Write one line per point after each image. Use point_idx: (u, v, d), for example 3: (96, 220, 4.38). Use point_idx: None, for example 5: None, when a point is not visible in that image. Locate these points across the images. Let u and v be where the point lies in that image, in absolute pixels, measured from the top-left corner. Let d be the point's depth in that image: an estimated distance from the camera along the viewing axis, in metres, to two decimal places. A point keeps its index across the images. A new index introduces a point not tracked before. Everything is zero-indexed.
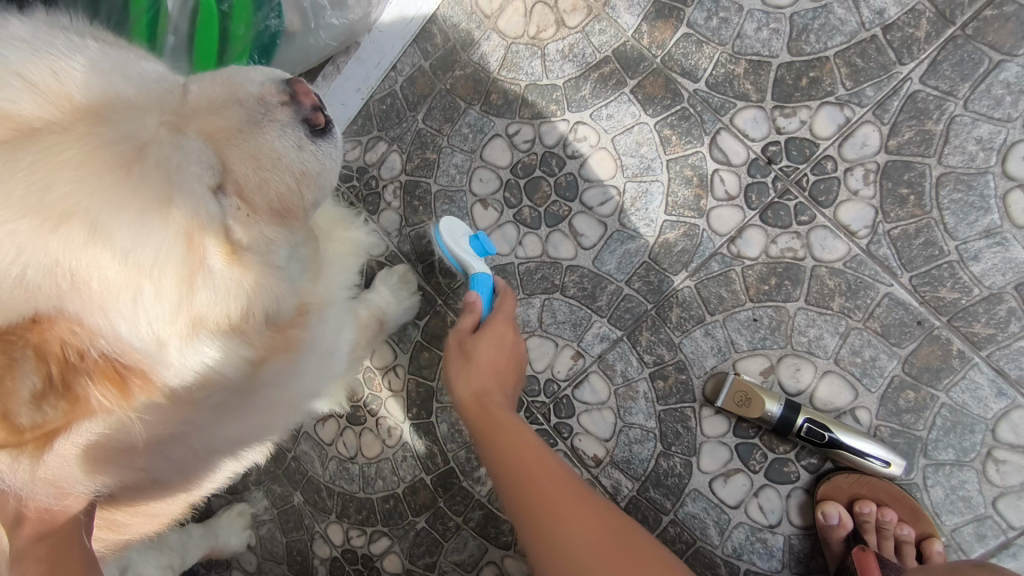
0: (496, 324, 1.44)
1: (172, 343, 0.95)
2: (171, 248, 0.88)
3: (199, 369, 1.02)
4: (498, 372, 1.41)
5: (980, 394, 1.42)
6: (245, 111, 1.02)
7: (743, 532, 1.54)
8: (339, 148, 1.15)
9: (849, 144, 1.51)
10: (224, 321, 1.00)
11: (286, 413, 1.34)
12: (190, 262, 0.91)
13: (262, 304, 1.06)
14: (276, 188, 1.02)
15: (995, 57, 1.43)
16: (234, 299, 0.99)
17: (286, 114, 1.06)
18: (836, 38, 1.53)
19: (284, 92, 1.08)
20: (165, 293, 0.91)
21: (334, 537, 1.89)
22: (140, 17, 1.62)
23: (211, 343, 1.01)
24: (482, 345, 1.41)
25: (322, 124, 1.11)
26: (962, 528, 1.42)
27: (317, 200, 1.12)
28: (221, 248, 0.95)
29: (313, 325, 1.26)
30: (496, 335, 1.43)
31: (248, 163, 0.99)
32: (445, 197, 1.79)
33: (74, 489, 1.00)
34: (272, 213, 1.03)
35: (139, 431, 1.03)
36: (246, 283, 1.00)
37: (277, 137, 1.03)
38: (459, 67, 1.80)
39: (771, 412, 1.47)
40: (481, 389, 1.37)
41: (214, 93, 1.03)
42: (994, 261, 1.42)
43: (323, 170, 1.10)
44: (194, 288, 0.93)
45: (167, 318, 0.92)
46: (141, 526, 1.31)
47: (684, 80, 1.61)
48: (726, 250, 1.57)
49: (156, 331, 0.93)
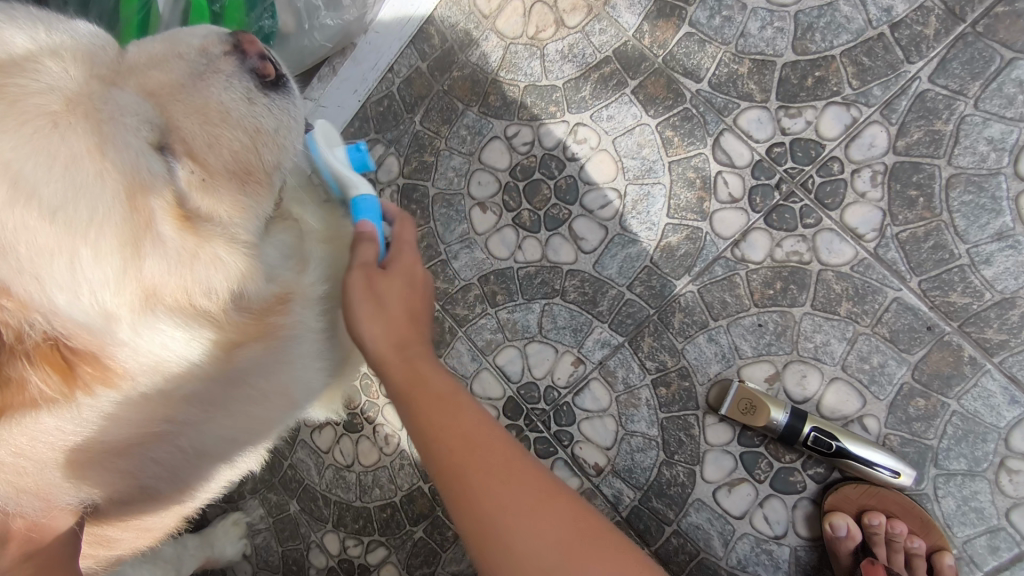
0: (403, 263, 1.20)
1: (123, 317, 0.91)
2: (109, 208, 0.84)
3: (160, 352, 0.98)
4: (415, 317, 1.16)
5: (992, 402, 1.38)
6: (186, 64, 1.01)
7: (748, 543, 1.50)
8: (296, 103, 1.12)
9: (856, 145, 1.47)
10: (182, 296, 0.97)
11: (283, 410, 1.26)
12: (135, 222, 0.87)
13: (228, 279, 1.01)
14: (229, 145, 1.00)
15: (1006, 55, 1.39)
16: (189, 270, 0.96)
17: (231, 65, 1.04)
18: (842, 36, 1.49)
19: (226, 42, 1.07)
20: (105, 255, 0.85)
21: (330, 547, 1.85)
22: (131, 18, 1.54)
23: (168, 321, 0.97)
24: (394, 288, 1.16)
25: (273, 75, 1.08)
26: (975, 539, 1.38)
27: (278, 159, 1.08)
28: (171, 212, 0.92)
29: (297, 313, 1.20)
30: (406, 273, 1.19)
31: (194, 119, 0.97)
32: (443, 200, 1.75)
33: (62, 502, 0.98)
34: (231, 175, 1.00)
35: (115, 429, 0.99)
36: (202, 254, 0.97)
37: (223, 89, 1.00)
38: (457, 67, 1.77)
39: (776, 420, 1.43)
40: (402, 340, 1.12)
41: (155, 49, 1.03)
42: (1006, 265, 1.38)
43: (278, 125, 1.06)
44: (141, 254, 0.89)
45: (113, 286, 0.88)
46: (134, 540, 1.27)
47: (687, 80, 1.58)
48: (730, 254, 1.53)
49: (102, 302, 0.88)
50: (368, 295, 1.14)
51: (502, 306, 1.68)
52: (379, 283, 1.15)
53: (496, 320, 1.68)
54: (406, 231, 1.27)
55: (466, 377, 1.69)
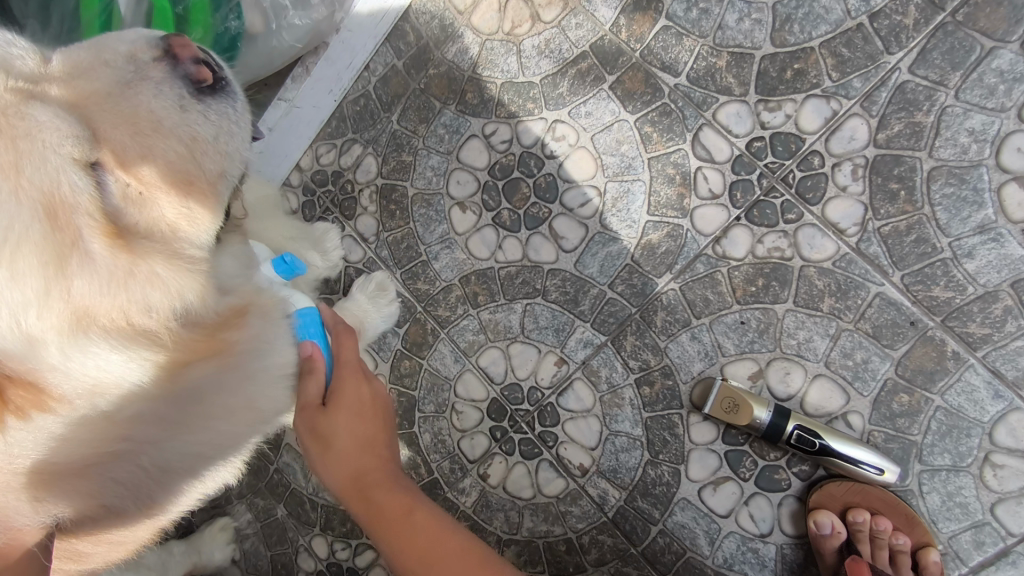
0: (346, 388, 1.27)
1: (49, 339, 0.88)
2: (26, 225, 0.82)
3: (96, 373, 0.95)
4: (369, 442, 1.24)
5: (976, 397, 1.37)
6: (111, 72, 0.99)
7: (734, 542, 1.49)
8: (237, 106, 1.10)
9: (836, 138, 1.45)
10: (117, 317, 0.95)
11: (251, 426, 1.26)
12: (57, 241, 0.84)
13: (170, 298, 1.00)
14: (164, 155, 0.97)
15: (986, 44, 1.37)
16: (122, 289, 0.93)
17: (161, 71, 1.01)
18: (821, 27, 1.47)
19: (157, 47, 1.04)
20: (23, 276, 0.83)
21: (318, 551, 1.83)
22: (91, 20, 1.56)
23: (103, 343, 0.94)
24: (341, 424, 1.22)
25: (210, 80, 1.05)
26: (960, 535, 1.37)
27: (222, 167, 1.07)
28: (99, 229, 0.90)
29: (252, 326, 1.20)
30: (347, 401, 1.25)
31: (123, 129, 0.94)
32: (422, 200, 1.73)
33: (19, 523, 0.96)
34: (168, 186, 0.98)
35: (67, 450, 0.98)
36: (137, 270, 0.94)
37: (153, 97, 0.98)
38: (432, 65, 1.74)
39: (759, 419, 1.42)
40: (356, 471, 1.20)
41: (81, 59, 1.00)
42: (988, 258, 1.36)
43: (217, 132, 1.05)
44: (67, 272, 0.86)
45: (35, 306, 0.85)
46: (109, 554, 1.25)
47: (665, 74, 1.55)
48: (711, 250, 1.51)
49: (25, 326, 0.85)
50: (317, 437, 1.23)
51: (484, 307, 1.66)
52: (324, 422, 1.23)
53: (478, 322, 1.66)
54: (346, 352, 1.34)
55: (449, 379, 1.67)
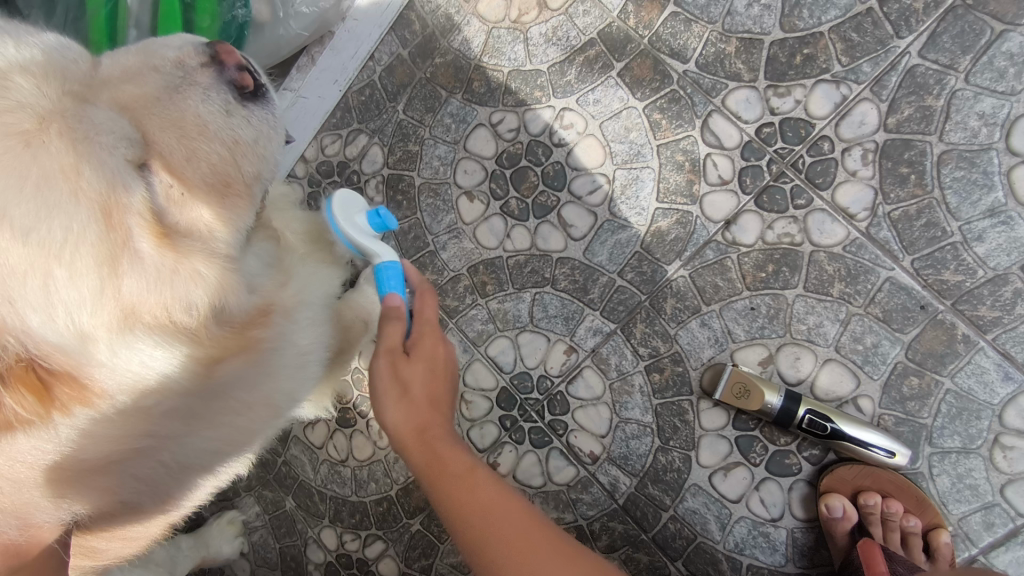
0: (425, 343, 1.25)
1: (99, 336, 0.88)
2: (83, 226, 0.82)
3: (139, 370, 0.95)
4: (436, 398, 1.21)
5: (986, 379, 1.38)
6: (161, 76, 0.98)
7: (745, 527, 1.50)
8: (275, 111, 1.11)
9: (846, 124, 1.45)
10: (161, 315, 0.94)
11: (267, 421, 1.28)
12: (111, 242, 0.84)
13: (213, 300, 1.00)
14: (208, 158, 0.97)
15: (997, 28, 1.37)
16: (168, 285, 0.93)
17: (208, 76, 1.01)
18: (830, 12, 1.47)
19: (204, 54, 1.04)
20: (81, 275, 0.83)
21: (328, 542, 1.83)
22: (97, 11, 1.56)
23: (147, 340, 0.94)
24: (416, 374, 1.21)
25: (252, 86, 1.06)
26: (970, 516, 1.39)
27: (258, 171, 1.06)
28: (147, 229, 0.89)
29: (278, 326, 1.19)
30: (428, 357, 1.24)
31: (170, 131, 0.94)
32: (429, 190, 1.72)
33: (40, 520, 0.95)
34: (209, 188, 0.98)
35: (94, 447, 0.97)
36: (181, 269, 0.94)
37: (201, 101, 0.97)
38: (439, 54, 1.73)
39: (771, 404, 1.42)
40: (420, 424, 1.18)
41: (129, 62, 0.99)
42: (998, 241, 1.37)
43: (258, 136, 1.05)
44: (119, 271, 0.86)
45: (89, 306, 0.85)
46: (121, 550, 1.24)
47: (673, 61, 1.55)
48: (721, 237, 1.51)
49: (79, 324, 0.86)
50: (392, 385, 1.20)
51: (492, 296, 1.66)
52: (399, 369, 1.21)
53: (487, 311, 1.66)
54: (429, 306, 1.30)
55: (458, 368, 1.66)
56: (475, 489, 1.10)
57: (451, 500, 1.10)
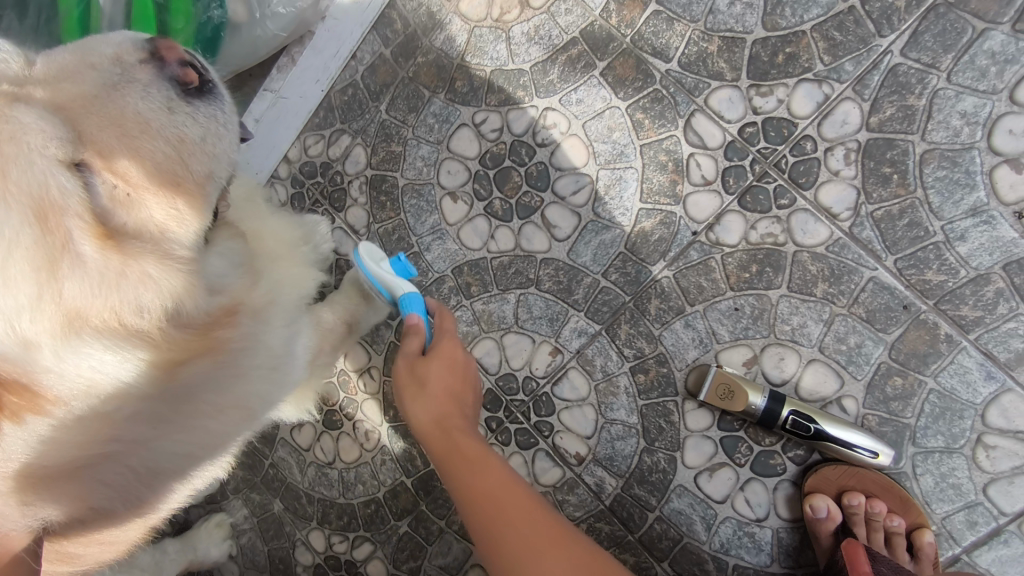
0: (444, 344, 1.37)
1: (44, 343, 0.87)
2: (16, 230, 0.81)
3: (90, 374, 0.93)
4: (454, 394, 1.35)
5: (969, 378, 1.38)
6: (98, 75, 0.96)
7: (731, 527, 1.50)
8: (226, 108, 1.07)
9: (829, 123, 1.44)
10: (111, 318, 0.93)
11: (240, 423, 1.28)
12: (48, 245, 0.84)
13: (168, 303, 0.99)
14: (152, 156, 0.95)
15: (979, 26, 1.36)
16: (114, 290, 0.91)
17: (148, 73, 0.99)
18: (813, 10, 1.45)
19: (143, 50, 1.02)
20: (16, 281, 0.82)
21: (316, 544, 1.83)
22: (70, 11, 1.57)
23: (97, 344, 0.92)
24: (433, 370, 1.34)
25: (196, 82, 1.03)
26: (953, 515, 1.39)
27: (210, 169, 1.04)
28: (90, 230, 0.88)
29: (244, 327, 1.18)
30: (445, 356, 1.36)
31: (110, 131, 0.92)
32: (413, 190, 1.71)
33: (5, 527, 0.94)
34: (156, 186, 0.95)
35: (61, 451, 0.98)
36: (128, 271, 0.92)
37: (140, 99, 0.96)
38: (421, 53, 1.71)
39: (755, 404, 1.42)
40: (440, 416, 1.31)
41: (65, 61, 0.98)
42: (980, 241, 1.37)
43: (206, 134, 1.02)
44: (58, 275, 0.85)
45: (29, 311, 0.84)
46: (100, 554, 1.23)
47: (656, 60, 1.54)
48: (704, 237, 1.51)
49: (21, 331, 0.84)
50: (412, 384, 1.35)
51: (477, 298, 1.64)
52: (419, 369, 1.35)
53: (472, 313, 1.65)
54: (448, 322, 1.44)
55: None
56: (491, 475, 1.21)
57: (459, 483, 1.22)
